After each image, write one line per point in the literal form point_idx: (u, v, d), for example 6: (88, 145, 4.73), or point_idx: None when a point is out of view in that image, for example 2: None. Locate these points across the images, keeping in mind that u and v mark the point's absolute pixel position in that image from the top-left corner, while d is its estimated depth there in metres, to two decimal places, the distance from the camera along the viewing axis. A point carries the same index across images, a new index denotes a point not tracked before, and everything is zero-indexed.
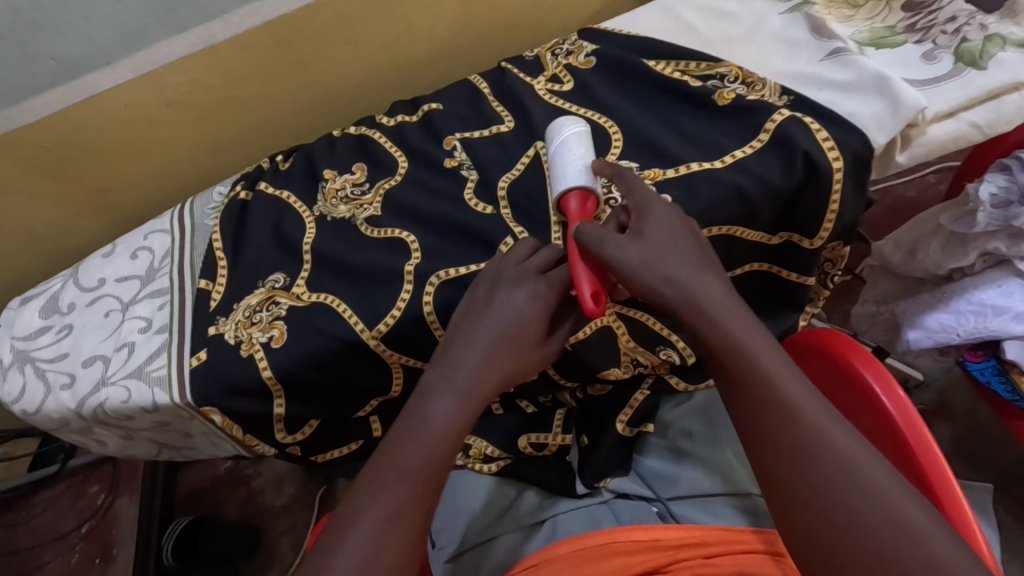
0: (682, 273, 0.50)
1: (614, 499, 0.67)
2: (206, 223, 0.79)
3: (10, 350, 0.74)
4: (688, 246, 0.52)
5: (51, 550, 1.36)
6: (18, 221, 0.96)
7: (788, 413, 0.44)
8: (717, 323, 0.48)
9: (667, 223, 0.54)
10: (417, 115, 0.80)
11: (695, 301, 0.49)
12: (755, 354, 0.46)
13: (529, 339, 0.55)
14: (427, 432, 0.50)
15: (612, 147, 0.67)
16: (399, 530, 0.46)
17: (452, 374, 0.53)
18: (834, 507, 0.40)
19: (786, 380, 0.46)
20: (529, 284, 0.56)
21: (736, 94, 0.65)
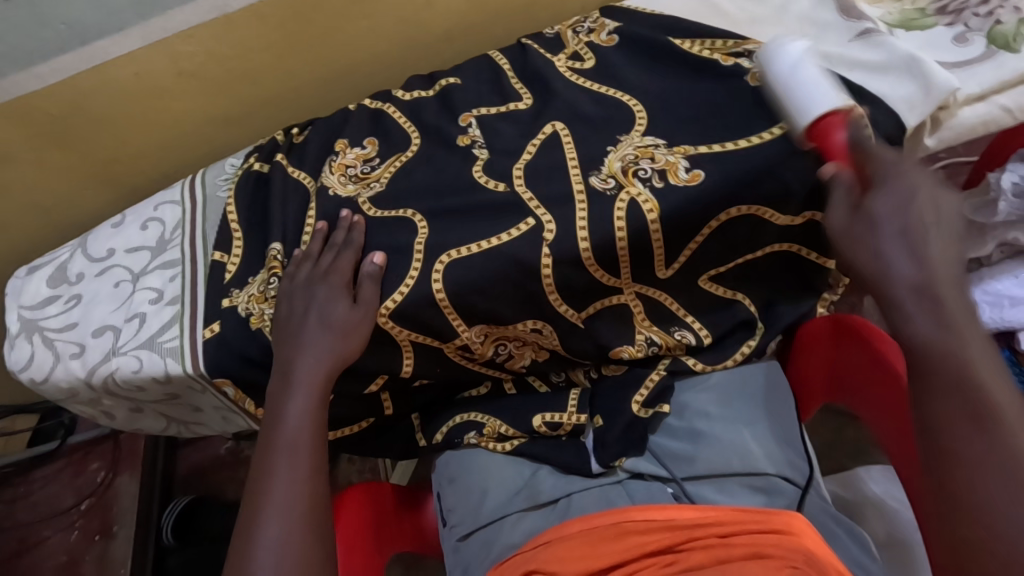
0: (901, 250, 0.49)
1: (629, 479, 0.67)
2: (218, 195, 0.78)
3: (18, 319, 0.73)
4: (927, 218, 0.50)
5: (50, 526, 1.35)
6: (24, 190, 0.94)
7: (990, 415, 0.44)
8: (953, 307, 0.47)
9: (917, 189, 0.51)
10: (434, 89, 0.79)
11: (914, 284, 0.48)
12: (967, 348, 0.46)
13: (351, 334, 0.63)
14: (283, 433, 0.60)
15: (636, 123, 0.67)
16: (293, 509, 0.56)
17: (289, 372, 0.63)
18: (991, 480, 0.43)
19: (981, 356, 0.46)
20: (338, 296, 0.64)
21: (765, 74, 0.65)
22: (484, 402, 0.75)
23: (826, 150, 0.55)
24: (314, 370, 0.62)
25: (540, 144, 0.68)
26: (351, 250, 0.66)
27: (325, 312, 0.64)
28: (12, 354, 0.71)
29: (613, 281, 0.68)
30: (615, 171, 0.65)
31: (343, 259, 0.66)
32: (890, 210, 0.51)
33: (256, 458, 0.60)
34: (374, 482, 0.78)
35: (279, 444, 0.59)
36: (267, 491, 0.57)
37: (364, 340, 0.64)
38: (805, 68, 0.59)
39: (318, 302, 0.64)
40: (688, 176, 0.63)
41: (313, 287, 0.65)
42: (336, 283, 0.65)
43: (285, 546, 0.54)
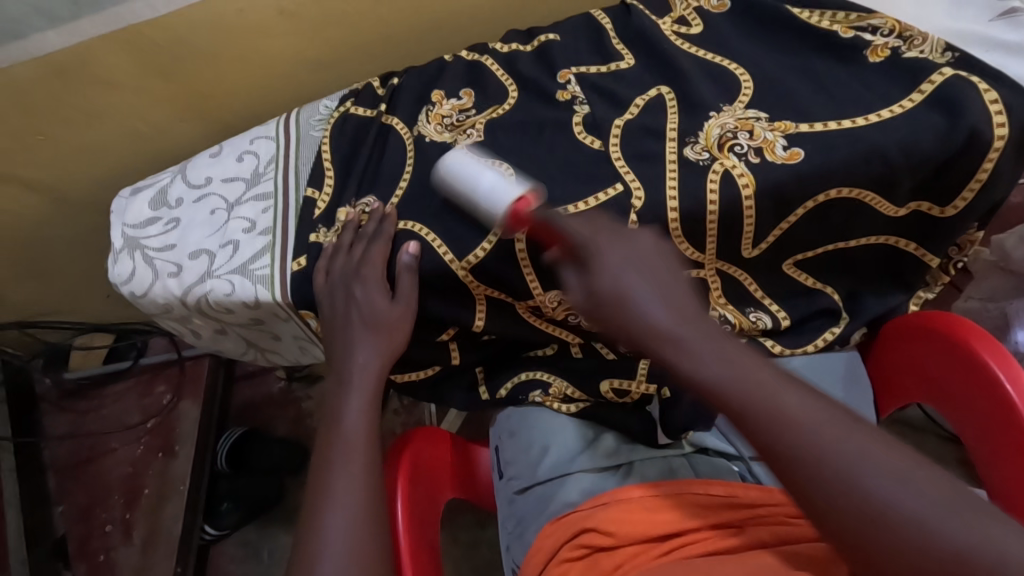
0: (646, 299, 0.49)
1: (694, 454, 0.68)
2: (312, 134, 0.80)
3: (122, 236, 0.77)
4: (675, 299, 0.49)
5: (118, 438, 1.42)
6: (126, 116, 0.99)
7: (787, 438, 0.42)
8: (694, 358, 0.46)
9: (620, 256, 0.52)
10: (531, 45, 0.78)
11: (721, 385, 0.45)
12: (785, 403, 0.43)
13: (394, 334, 0.67)
14: (342, 429, 0.64)
15: (741, 94, 0.65)
16: (355, 502, 0.59)
17: (344, 376, 0.67)
18: (876, 513, 0.39)
19: (777, 390, 0.44)
20: (375, 293, 0.67)
21: (891, 50, 0.63)
22: (553, 363, 0.73)
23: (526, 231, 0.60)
24: (365, 372, 0.66)
25: (642, 108, 0.67)
26: (383, 239, 0.67)
27: (369, 306, 0.66)
28: (115, 268, 0.76)
29: (699, 256, 0.66)
30: (712, 142, 0.63)
31: (376, 249, 0.67)
32: (613, 282, 0.50)
33: (317, 456, 0.63)
34: (431, 426, 0.79)
35: (336, 443, 0.63)
36: (327, 485, 0.60)
37: (402, 328, 0.67)
38: (468, 164, 0.61)
39: (359, 298, 0.67)
40: (787, 154, 0.61)
41: (352, 285, 0.67)
42: (371, 278, 0.67)
43: (349, 533, 0.57)
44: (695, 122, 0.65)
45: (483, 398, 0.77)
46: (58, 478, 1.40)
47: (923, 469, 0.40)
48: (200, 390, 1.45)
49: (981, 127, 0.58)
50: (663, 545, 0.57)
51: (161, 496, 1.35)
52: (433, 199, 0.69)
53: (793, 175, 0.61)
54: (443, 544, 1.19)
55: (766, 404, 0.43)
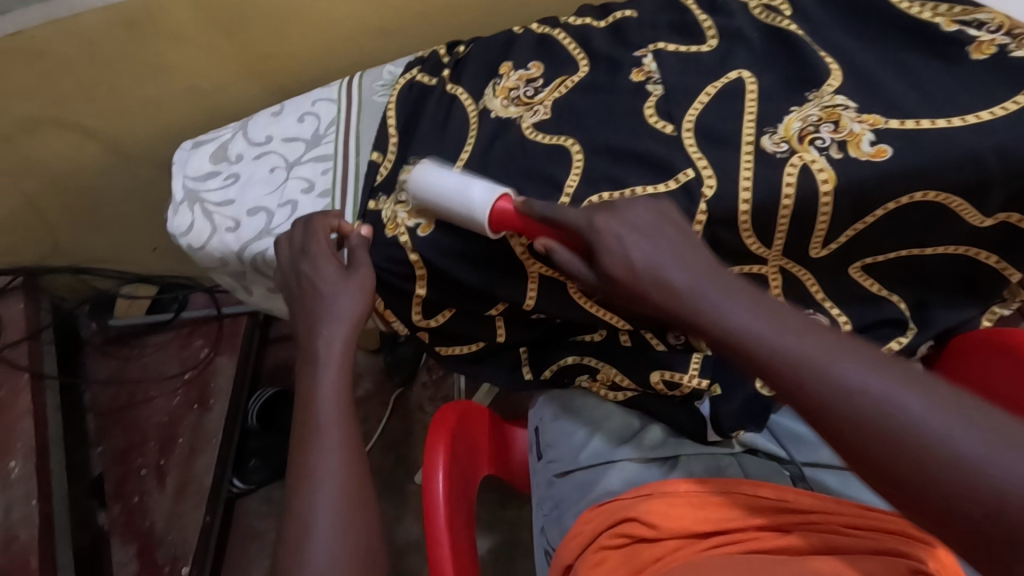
0: (645, 255, 0.51)
1: (743, 453, 0.66)
2: (374, 99, 0.79)
3: (183, 188, 0.78)
4: (688, 262, 0.50)
5: (156, 388, 1.46)
6: (188, 70, 0.99)
7: (807, 379, 0.42)
8: (733, 320, 0.46)
9: (618, 225, 0.53)
10: (605, 21, 0.76)
11: (733, 329, 0.46)
12: (789, 338, 0.44)
13: (355, 305, 0.64)
14: (316, 418, 0.60)
15: (829, 81, 0.62)
16: (338, 479, 0.58)
17: (312, 355, 0.63)
18: (902, 440, 0.38)
19: (786, 333, 0.44)
20: (324, 265, 0.66)
21: (998, 48, 0.59)
22: (601, 348, 0.72)
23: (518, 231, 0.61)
24: (332, 350, 0.63)
25: (714, 95, 0.64)
26: (320, 219, 0.69)
27: (323, 281, 0.66)
28: (175, 219, 0.76)
29: (763, 251, 0.64)
30: (791, 134, 0.60)
31: (318, 227, 0.68)
32: (616, 253, 0.52)
33: (293, 442, 0.60)
34: (472, 401, 0.78)
35: (310, 423, 0.60)
36: (309, 468, 0.58)
37: (363, 295, 0.66)
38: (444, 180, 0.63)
39: (311, 274, 0.66)
40: (873, 150, 0.58)
41: (301, 263, 0.67)
42: (320, 252, 0.67)
43: (338, 509, 0.56)
44: (771, 114, 0.62)
45: (525, 378, 0.76)
46: (98, 420, 1.44)
47: (932, 382, 0.40)
48: (236, 347, 1.48)
49: None
50: (706, 541, 0.56)
51: (193, 447, 1.38)
52: (496, 173, 0.68)
53: (879, 174, 0.58)
54: None
55: (774, 345, 0.44)
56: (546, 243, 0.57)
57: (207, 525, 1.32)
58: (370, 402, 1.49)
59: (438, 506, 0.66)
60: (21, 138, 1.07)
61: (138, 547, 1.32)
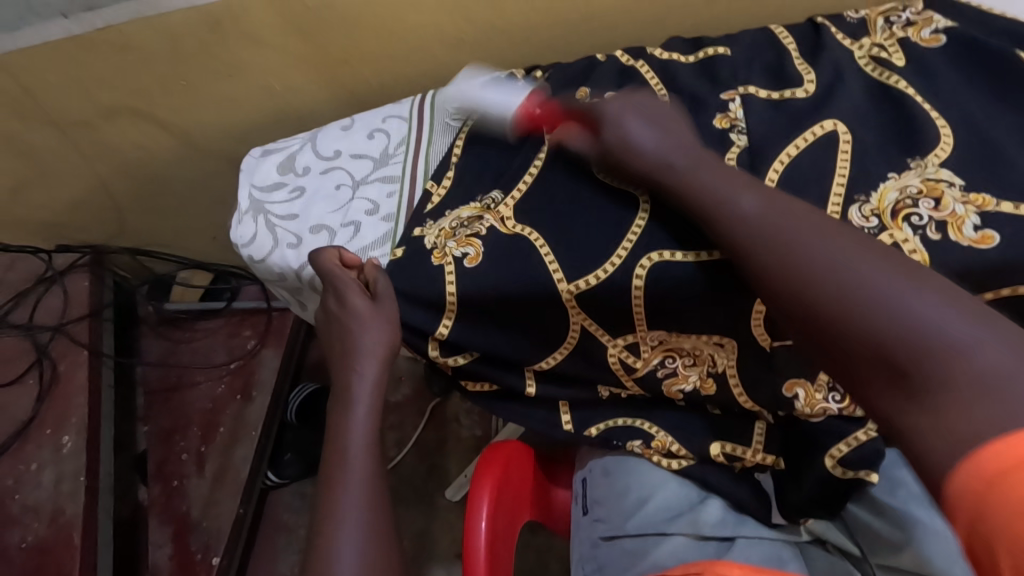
0: (638, 126, 0.60)
1: (810, 543, 0.61)
2: (446, 121, 0.77)
3: (248, 197, 0.77)
4: (675, 139, 0.60)
5: (203, 373, 1.49)
6: (264, 71, 1.00)
7: (756, 235, 0.52)
8: (691, 191, 0.56)
9: (629, 105, 0.62)
10: (694, 56, 0.71)
11: (694, 200, 0.56)
12: (739, 205, 0.54)
13: (384, 340, 0.66)
14: (345, 448, 0.64)
15: (939, 146, 0.56)
16: (365, 520, 0.61)
17: (343, 388, 0.67)
18: (827, 289, 0.47)
19: (741, 200, 0.54)
20: (351, 299, 0.67)
21: None
22: (651, 411, 0.67)
23: (546, 129, 0.69)
24: (364, 384, 0.66)
25: (809, 145, 0.59)
26: (335, 252, 0.69)
27: (353, 315, 0.66)
28: (238, 229, 0.76)
29: None
30: (885, 207, 0.55)
31: (336, 268, 0.68)
32: (626, 134, 0.61)
33: (323, 471, 0.63)
34: (518, 441, 0.75)
35: (338, 459, 0.63)
36: (337, 508, 0.61)
37: (390, 324, 0.67)
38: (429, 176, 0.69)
39: (341, 312, 0.68)
40: (977, 236, 0.52)
41: (334, 302, 0.68)
42: (348, 283, 0.67)
43: (363, 548, 0.59)
44: (867, 178, 0.56)
45: (565, 431, 0.70)
46: (147, 398, 1.47)
47: (870, 251, 0.48)
48: (283, 340, 1.51)
49: None
50: None
51: (233, 437, 1.41)
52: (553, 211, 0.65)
53: (983, 264, 0.52)
54: None
55: (728, 211, 0.54)
56: (559, 136, 0.67)
57: (240, 517, 1.35)
58: (406, 409, 1.49)
59: (478, 552, 0.64)
60: (100, 124, 1.10)
61: (173, 529, 1.35)
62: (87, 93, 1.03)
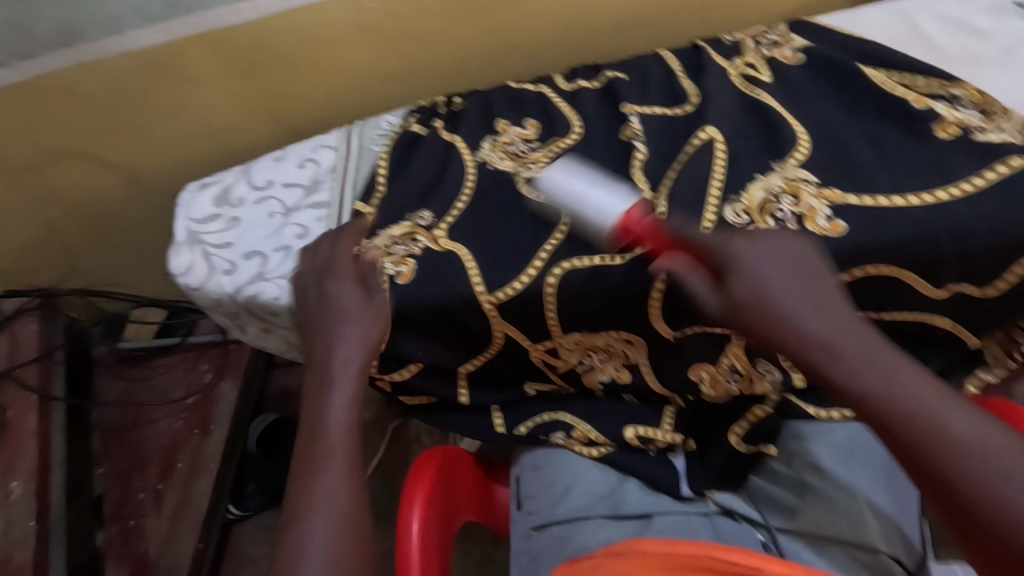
0: (771, 272, 0.50)
1: (718, 514, 0.64)
2: (372, 148, 0.82)
3: (185, 229, 0.81)
4: (829, 311, 0.49)
5: (161, 411, 1.49)
6: (204, 109, 1.04)
7: (853, 369, 0.46)
8: (777, 308, 0.49)
9: (760, 253, 0.52)
10: (598, 81, 0.78)
11: (801, 321, 0.48)
12: (827, 331, 0.48)
13: (375, 324, 0.64)
14: (323, 432, 0.57)
15: (798, 148, 0.63)
16: (345, 496, 0.54)
17: (323, 370, 0.60)
18: (940, 441, 0.44)
19: (823, 325, 0.48)
20: (348, 283, 0.65)
21: (962, 130, 0.61)
22: (574, 405, 0.72)
23: (647, 246, 0.59)
24: (347, 363, 0.60)
25: (693, 152, 0.66)
26: (346, 235, 0.70)
27: (341, 301, 0.64)
28: (175, 260, 0.79)
29: None
30: (753, 205, 0.61)
31: (342, 246, 0.68)
32: (754, 287, 0.50)
33: (297, 461, 0.56)
34: (462, 449, 0.82)
35: (317, 446, 0.56)
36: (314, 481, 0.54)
37: (382, 313, 0.66)
38: (581, 179, 0.62)
39: (329, 292, 0.65)
40: (828, 225, 0.59)
41: (323, 281, 0.66)
42: (347, 271, 0.66)
43: (336, 521, 0.52)
44: (737, 179, 0.63)
45: (497, 431, 0.75)
46: (102, 439, 1.46)
47: (959, 401, 0.46)
48: (241, 373, 1.51)
49: None
50: None
51: (191, 471, 1.40)
52: (483, 228, 0.70)
53: (843, 248, 0.58)
54: (455, 556, 1.17)
55: (823, 338, 0.48)
56: (667, 264, 0.55)
57: (199, 552, 1.33)
58: (368, 433, 1.50)
59: (411, 553, 0.65)
60: (43, 168, 1.12)
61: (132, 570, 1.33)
62: (28, 138, 1.06)
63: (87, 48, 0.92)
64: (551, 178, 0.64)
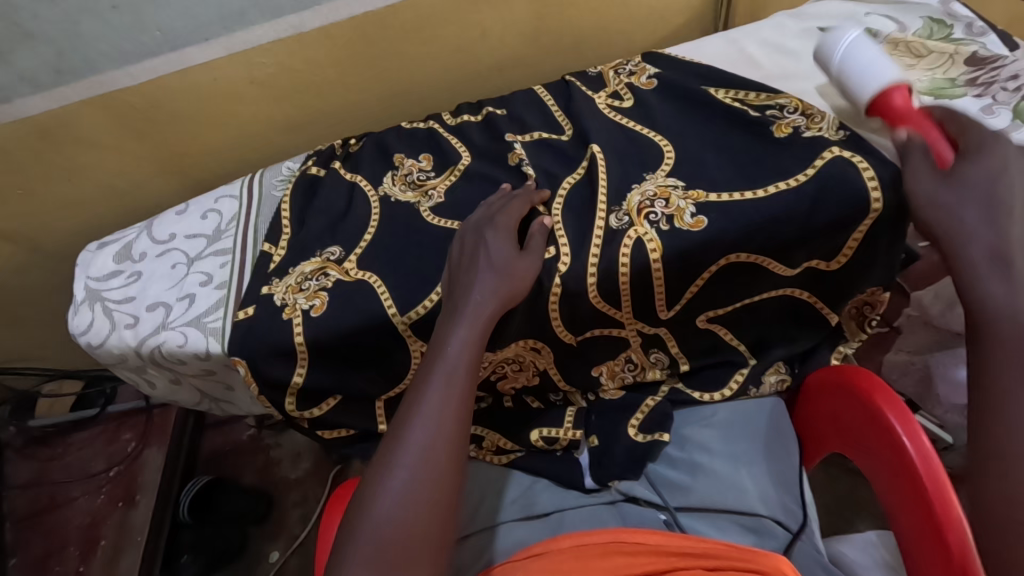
0: (982, 185, 0.55)
1: (623, 501, 0.68)
2: (273, 194, 0.85)
3: (84, 288, 0.81)
4: (1014, 223, 0.52)
5: (80, 487, 1.41)
6: (101, 171, 1.04)
7: (1003, 267, 0.51)
8: (959, 210, 0.55)
9: (999, 160, 0.55)
10: (479, 116, 0.85)
11: (976, 220, 0.54)
12: (1009, 236, 0.52)
13: (516, 273, 0.62)
14: (442, 360, 0.57)
15: (664, 162, 0.71)
16: (446, 424, 0.54)
17: (456, 305, 0.61)
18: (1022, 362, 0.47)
19: (1002, 231, 0.52)
20: (504, 234, 0.65)
21: (793, 127, 0.70)
22: (484, 418, 0.78)
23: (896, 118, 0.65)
24: (480, 305, 0.60)
25: (581, 176, 0.72)
26: (523, 199, 0.68)
27: (497, 252, 0.64)
28: (75, 319, 0.79)
29: (615, 313, 0.70)
30: (632, 208, 0.67)
31: (514, 205, 0.68)
32: (980, 175, 0.55)
33: (417, 373, 0.58)
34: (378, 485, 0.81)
35: (434, 371, 0.57)
36: (421, 410, 0.55)
37: (529, 272, 0.63)
38: (868, 51, 0.69)
39: (487, 241, 0.65)
40: (693, 221, 0.65)
41: (483, 230, 0.66)
42: (508, 228, 0.66)
43: (430, 447, 0.53)
44: (619, 191, 0.69)
45: None
46: (15, 528, 1.37)
47: None
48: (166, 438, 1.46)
49: (856, 198, 0.64)
50: None
51: (114, 549, 1.32)
52: (390, 257, 0.73)
53: (698, 242, 0.65)
54: None
55: (997, 239, 0.52)
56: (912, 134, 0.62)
57: None
58: (306, 483, 1.47)
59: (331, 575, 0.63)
60: None
61: None
62: None
63: None
64: (841, 35, 0.71)
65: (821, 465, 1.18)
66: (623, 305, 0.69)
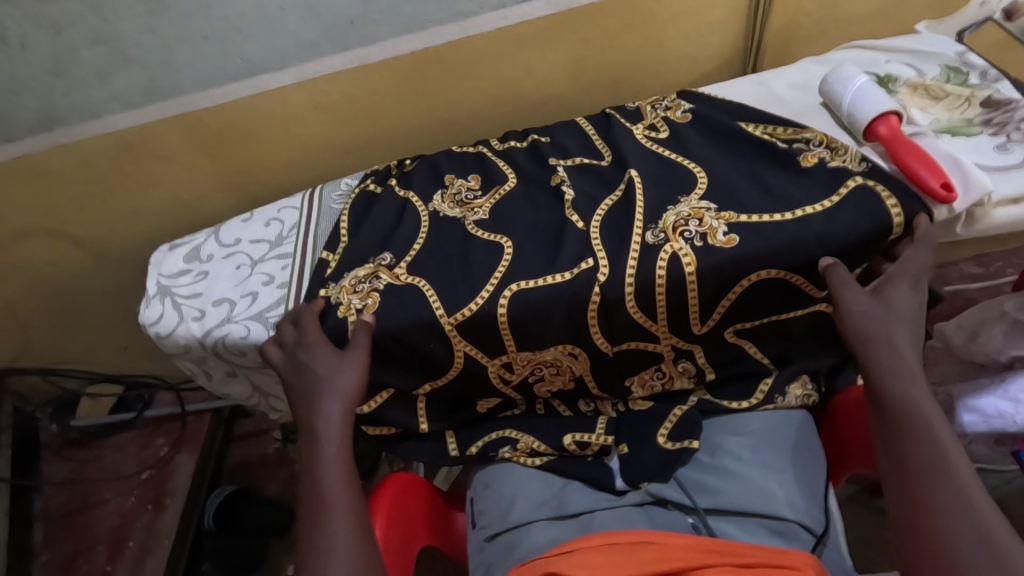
0: (886, 299, 0.67)
1: (653, 503, 0.73)
2: (332, 206, 0.92)
3: (156, 284, 0.88)
4: (907, 331, 0.66)
5: (111, 489, 1.45)
6: (170, 185, 1.13)
7: (898, 372, 0.64)
8: (870, 322, 0.66)
9: (903, 279, 0.68)
10: (525, 142, 0.93)
11: (878, 328, 0.65)
12: (901, 342, 0.65)
13: (349, 381, 0.71)
14: (326, 481, 0.67)
15: (698, 185, 0.77)
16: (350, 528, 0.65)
17: (313, 429, 0.70)
18: (930, 452, 0.60)
19: (901, 342, 0.65)
20: (322, 353, 0.73)
21: (819, 158, 0.76)
22: (520, 421, 0.81)
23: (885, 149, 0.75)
24: (332, 422, 0.70)
25: (619, 197, 0.78)
26: (311, 313, 0.76)
27: (325, 370, 0.71)
28: (146, 311, 0.86)
29: (650, 325, 0.74)
30: (668, 226, 0.72)
31: (310, 323, 0.75)
32: (892, 292, 0.68)
33: (305, 507, 0.67)
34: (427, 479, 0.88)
35: (318, 495, 0.67)
36: (317, 532, 0.64)
37: (359, 374, 0.71)
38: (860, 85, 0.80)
39: (309, 364, 0.72)
40: (724, 238, 0.70)
41: (300, 354, 0.73)
42: (320, 345, 0.73)
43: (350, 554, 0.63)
44: (655, 211, 0.75)
45: (451, 453, 0.81)
46: (49, 525, 1.41)
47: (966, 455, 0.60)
48: (197, 445, 1.49)
49: (882, 222, 0.69)
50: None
51: (142, 551, 1.34)
52: (438, 263, 0.78)
53: (731, 258, 0.70)
54: None
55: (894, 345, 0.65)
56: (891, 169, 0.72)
57: None
58: None
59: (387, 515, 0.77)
60: (12, 247, 1.18)
61: None
62: None
63: (65, 133, 1.01)
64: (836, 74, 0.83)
65: (844, 501, 1.17)
66: (658, 316, 0.73)
